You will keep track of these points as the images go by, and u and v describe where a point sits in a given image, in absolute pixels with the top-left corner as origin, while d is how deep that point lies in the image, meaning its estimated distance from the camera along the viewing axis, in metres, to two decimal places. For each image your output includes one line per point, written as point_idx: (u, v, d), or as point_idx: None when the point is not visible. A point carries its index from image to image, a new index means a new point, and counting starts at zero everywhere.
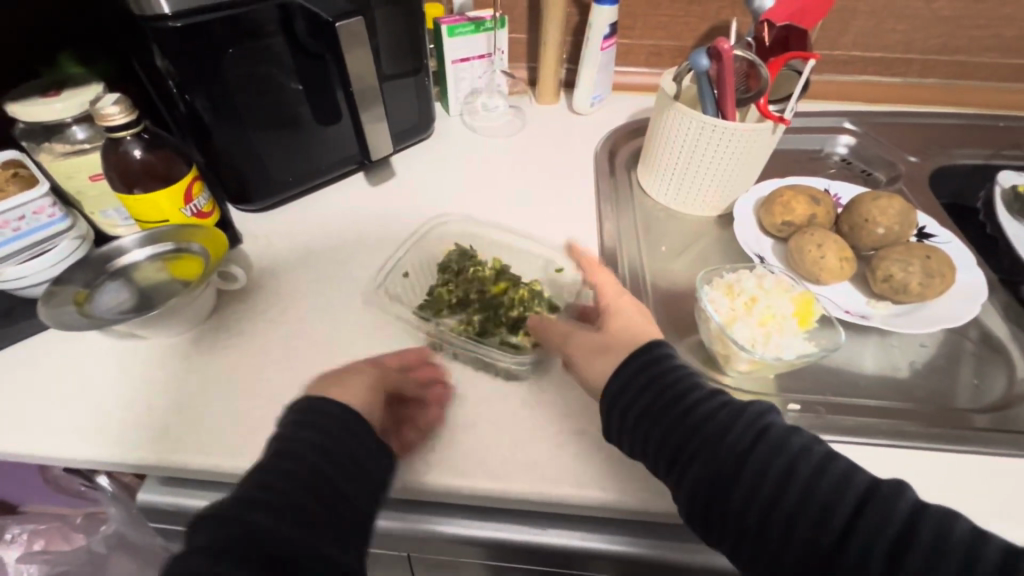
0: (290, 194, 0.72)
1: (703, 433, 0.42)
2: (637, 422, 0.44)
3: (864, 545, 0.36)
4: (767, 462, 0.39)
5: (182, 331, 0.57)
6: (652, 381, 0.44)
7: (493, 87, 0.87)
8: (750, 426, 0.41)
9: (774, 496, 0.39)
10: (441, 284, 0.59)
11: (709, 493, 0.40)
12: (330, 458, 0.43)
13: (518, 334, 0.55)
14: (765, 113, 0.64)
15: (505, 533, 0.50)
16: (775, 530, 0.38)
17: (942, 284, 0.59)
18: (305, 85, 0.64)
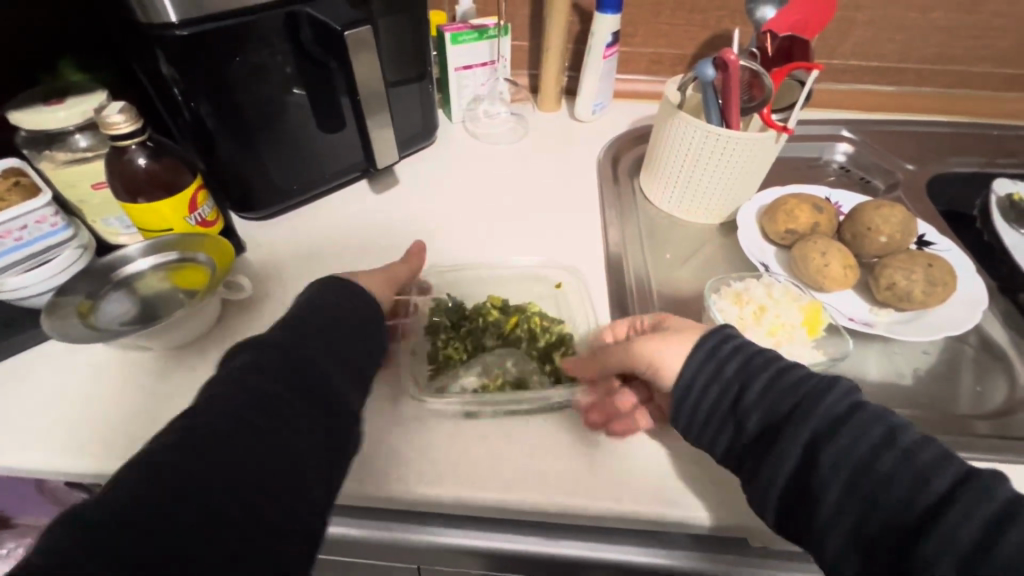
0: (293, 201, 0.72)
1: (785, 409, 0.42)
2: (718, 394, 0.45)
3: (963, 517, 0.35)
4: (859, 431, 0.39)
5: (186, 341, 0.57)
6: (735, 358, 0.46)
7: (495, 93, 0.88)
8: (834, 403, 0.41)
9: (858, 473, 0.38)
10: (446, 345, 0.56)
11: (800, 459, 0.41)
12: (303, 377, 0.42)
13: (553, 361, 0.55)
14: (769, 122, 0.65)
15: (515, 543, 0.50)
16: (866, 500, 0.38)
17: (944, 292, 0.60)
18: (309, 92, 0.63)
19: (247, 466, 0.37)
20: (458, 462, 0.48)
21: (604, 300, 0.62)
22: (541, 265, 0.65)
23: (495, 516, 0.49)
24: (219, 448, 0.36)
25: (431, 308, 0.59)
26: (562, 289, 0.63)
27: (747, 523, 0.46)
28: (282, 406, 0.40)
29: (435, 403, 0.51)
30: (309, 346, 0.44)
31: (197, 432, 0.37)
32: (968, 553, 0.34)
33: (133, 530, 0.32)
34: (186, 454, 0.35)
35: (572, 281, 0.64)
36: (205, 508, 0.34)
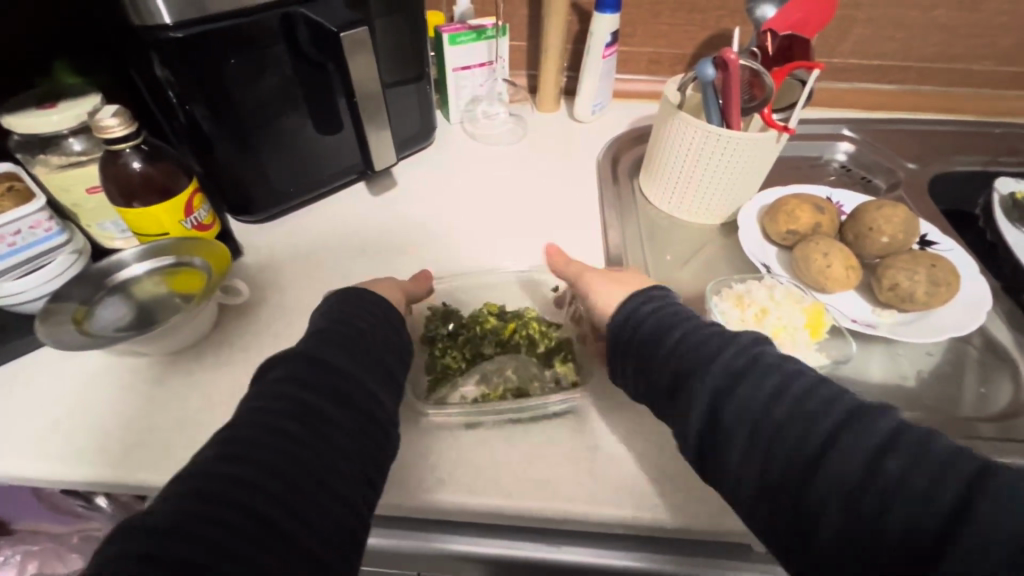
0: (292, 204, 0.71)
1: (692, 360, 0.43)
2: (639, 351, 0.47)
3: (854, 457, 0.35)
4: (754, 380, 0.40)
5: (183, 347, 0.56)
6: (653, 317, 0.48)
7: (494, 94, 0.88)
8: (738, 353, 0.42)
9: (757, 418, 0.39)
10: (443, 354, 0.55)
11: (704, 409, 0.41)
12: (337, 382, 0.42)
13: (555, 365, 0.55)
14: (770, 122, 0.64)
15: (516, 550, 0.50)
16: (761, 446, 0.38)
17: (947, 292, 0.59)
18: (306, 95, 0.63)
19: (282, 471, 0.36)
20: (460, 468, 0.48)
21: None
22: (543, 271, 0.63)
23: (496, 522, 0.48)
24: (254, 459, 0.36)
25: (427, 317, 0.59)
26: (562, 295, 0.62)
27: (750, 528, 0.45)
28: (319, 413, 0.40)
29: (435, 415, 0.50)
30: (341, 351, 0.44)
31: (235, 442, 0.37)
32: (854, 487, 0.34)
33: (175, 537, 0.32)
34: (221, 471, 0.35)
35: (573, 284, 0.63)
36: (249, 516, 0.34)
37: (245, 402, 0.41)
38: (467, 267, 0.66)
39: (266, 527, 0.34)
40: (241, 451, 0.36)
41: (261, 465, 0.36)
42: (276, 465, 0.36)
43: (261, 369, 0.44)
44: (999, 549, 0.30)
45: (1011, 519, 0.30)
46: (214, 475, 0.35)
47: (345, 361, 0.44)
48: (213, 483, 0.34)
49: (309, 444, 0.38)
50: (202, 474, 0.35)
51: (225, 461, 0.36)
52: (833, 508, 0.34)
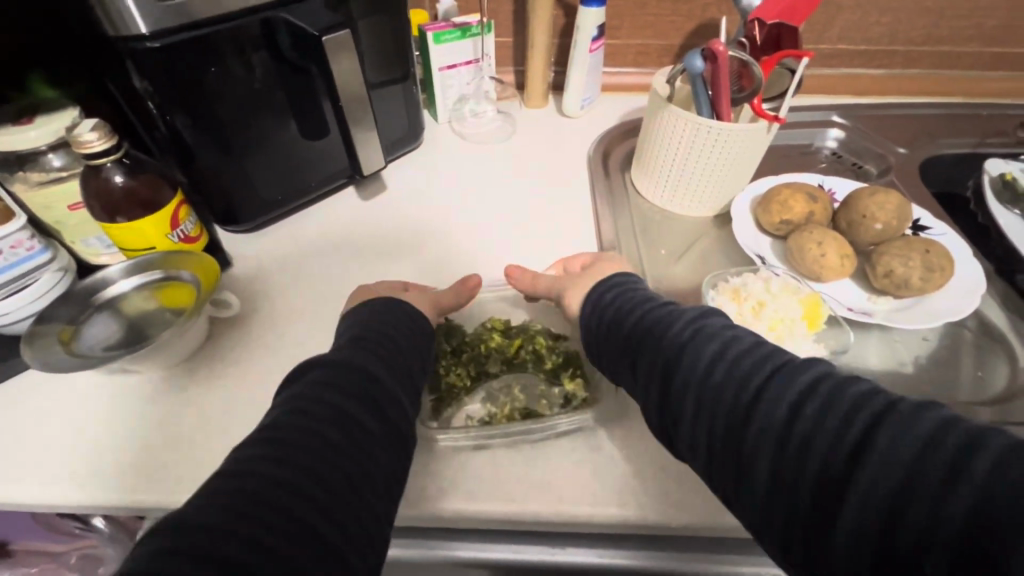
0: (280, 211, 0.70)
1: (645, 336, 0.45)
2: (606, 333, 0.50)
3: (778, 407, 0.35)
4: (694, 349, 0.41)
5: (176, 362, 0.55)
6: (614, 303, 0.51)
7: (481, 92, 0.86)
8: (683, 326, 0.44)
9: (696, 382, 0.40)
10: (448, 373, 0.53)
11: (655, 379, 0.43)
12: (370, 393, 0.41)
13: (563, 381, 0.52)
14: (760, 112, 0.64)
15: (522, 553, 0.49)
16: (698, 407, 0.39)
17: (942, 277, 0.59)
18: (291, 100, 0.62)
19: (320, 475, 0.35)
20: (462, 476, 0.47)
21: None
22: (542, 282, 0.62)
23: (502, 528, 0.48)
24: (295, 461, 0.35)
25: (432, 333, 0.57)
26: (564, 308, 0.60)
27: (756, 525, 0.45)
28: (355, 421, 0.39)
29: (445, 439, 0.49)
30: (372, 364, 0.43)
31: (275, 444, 0.36)
32: (781, 433, 0.35)
33: (215, 533, 0.31)
34: (260, 473, 0.34)
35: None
36: (287, 517, 0.33)
37: (279, 404, 0.40)
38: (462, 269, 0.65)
39: (303, 529, 0.33)
40: (279, 451, 0.36)
41: (300, 467, 0.35)
42: (313, 468, 0.35)
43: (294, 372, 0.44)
44: (907, 472, 0.30)
45: (916, 442, 0.30)
46: (253, 475, 0.34)
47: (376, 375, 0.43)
48: (255, 483, 0.34)
49: (343, 450, 0.37)
50: (242, 473, 0.34)
51: (265, 461, 0.35)
52: (765, 457, 0.35)
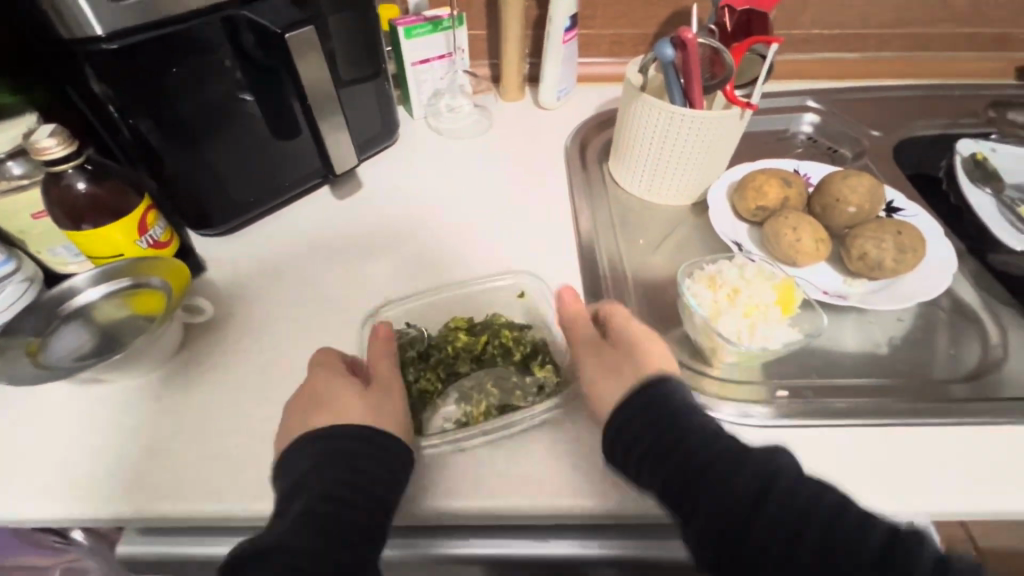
0: (253, 213, 0.69)
1: (706, 480, 0.41)
2: (644, 450, 0.43)
3: None
4: (752, 480, 0.40)
5: (150, 371, 0.54)
6: (657, 419, 0.44)
7: (456, 87, 0.85)
8: (754, 475, 0.40)
9: (781, 557, 0.37)
10: (418, 379, 0.52)
11: (720, 530, 0.39)
12: (381, 482, 0.44)
13: (534, 369, 0.53)
14: (732, 99, 0.64)
15: (508, 548, 0.49)
16: (767, 550, 0.38)
17: (914, 258, 0.60)
18: (259, 100, 0.61)
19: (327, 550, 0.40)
20: (443, 473, 0.47)
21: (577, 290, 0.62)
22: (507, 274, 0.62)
23: (487, 523, 0.48)
24: (307, 540, 0.40)
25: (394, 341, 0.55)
26: (525, 297, 0.61)
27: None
28: (373, 512, 0.42)
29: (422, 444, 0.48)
30: (368, 457, 0.44)
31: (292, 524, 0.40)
32: None
33: None
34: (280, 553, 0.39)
35: (536, 287, 0.61)
36: None
37: (292, 513, 0.41)
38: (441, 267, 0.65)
39: None
40: (309, 563, 0.39)
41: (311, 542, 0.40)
42: (345, 564, 0.40)
43: (284, 460, 0.45)
44: None
45: None
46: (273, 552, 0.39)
47: (375, 472, 0.44)
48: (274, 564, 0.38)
49: (351, 530, 0.41)
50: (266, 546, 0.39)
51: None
52: None
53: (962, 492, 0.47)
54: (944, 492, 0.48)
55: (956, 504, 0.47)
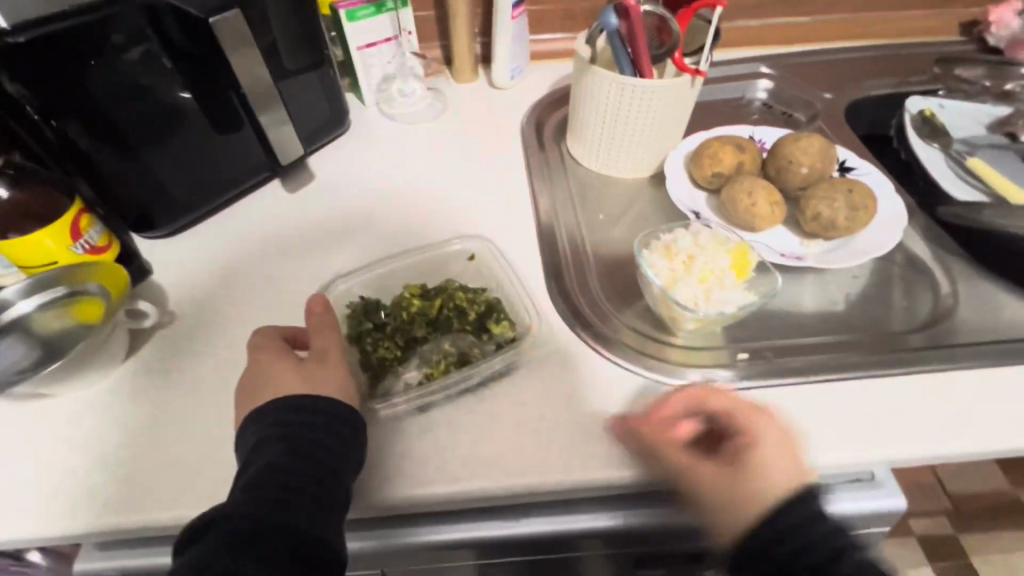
0: (200, 212, 0.66)
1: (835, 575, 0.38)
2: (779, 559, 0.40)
3: None
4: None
5: (94, 382, 0.52)
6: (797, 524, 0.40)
7: (407, 69, 0.83)
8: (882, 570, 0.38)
9: None
10: (375, 348, 0.51)
11: None
12: (333, 449, 0.43)
13: (490, 327, 0.52)
14: (681, 66, 0.63)
15: (481, 531, 0.49)
16: None
17: (866, 215, 0.61)
18: (197, 94, 0.58)
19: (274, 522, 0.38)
20: (406, 461, 0.46)
21: (537, 267, 0.60)
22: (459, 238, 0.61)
23: (458, 507, 0.48)
24: (250, 510, 0.38)
25: (349, 315, 0.54)
26: (476, 260, 0.60)
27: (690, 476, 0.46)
28: (325, 476, 0.41)
29: (384, 408, 0.48)
30: (321, 428, 0.43)
31: (235, 499, 0.39)
32: None
33: None
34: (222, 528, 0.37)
35: (485, 249, 0.61)
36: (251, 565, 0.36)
37: (240, 487, 0.40)
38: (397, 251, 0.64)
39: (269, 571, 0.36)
40: (256, 531, 0.37)
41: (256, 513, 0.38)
42: (299, 526, 0.39)
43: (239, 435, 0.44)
44: None
45: None
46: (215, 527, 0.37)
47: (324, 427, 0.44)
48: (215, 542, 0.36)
49: (298, 498, 0.39)
50: (210, 523, 0.38)
51: (243, 543, 0.36)
52: None
53: (921, 440, 0.49)
54: (903, 441, 0.49)
55: (913, 451, 0.48)
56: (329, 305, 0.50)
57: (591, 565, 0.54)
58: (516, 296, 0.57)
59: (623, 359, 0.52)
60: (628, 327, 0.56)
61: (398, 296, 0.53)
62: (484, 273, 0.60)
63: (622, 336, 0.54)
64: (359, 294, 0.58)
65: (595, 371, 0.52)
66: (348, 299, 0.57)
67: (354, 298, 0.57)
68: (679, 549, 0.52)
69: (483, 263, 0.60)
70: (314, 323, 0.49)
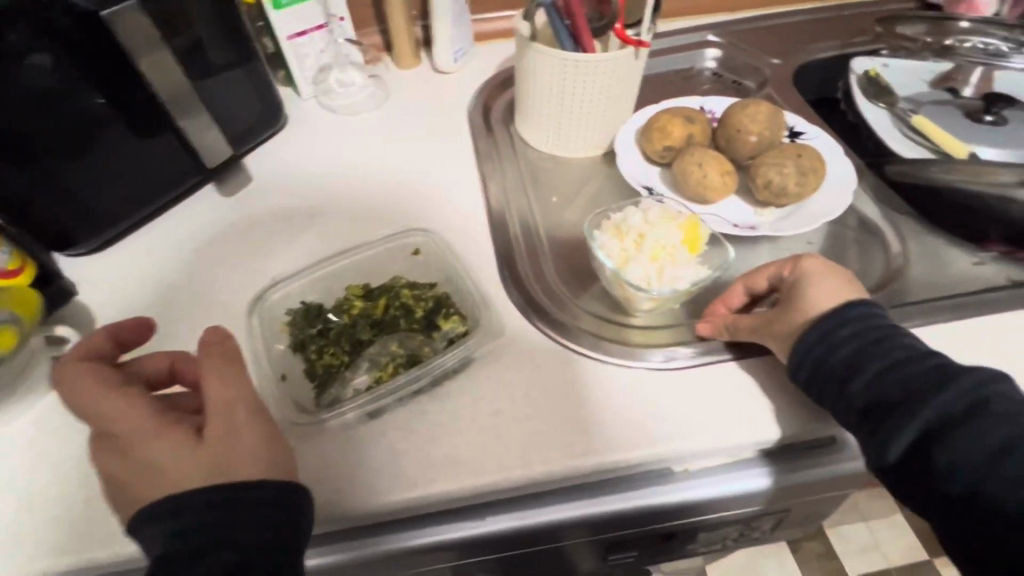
0: (126, 224, 0.62)
1: (848, 353, 0.44)
2: (843, 354, 0.45)
3: (983, 428, 0.38)
4: (977, 428, 0.38)
5: (18, 415, 0.49)
6: (879, 336, 0.45)
7: (343, 58, 0.78)
8: (880, 351, 0.44)
9: (894, 403, 0.41)
10: (320, 356, 0.49)
11: (854, 388, 0.43)
12: (278, 530, 0.37)
13: (439, 324, 0.51)
14: (624, 38, 0.61)
15: (458, 530, 0.47)
16: (878, 400, 0.42)
17: (816, 179, 0.60)
18: (111, 99, 0.53)
19: None
20: (360, 470, 0.44)
21: (489, 257, 0.58)
22: (401, 232, 0.58)
23: (438, 508, 0.46)
24: None
25: (289, 324, 0.52)
26: (421, 254, 0.58)
27: (643, 454, 0.46)
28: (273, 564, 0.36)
29: (332, 419, 0.46)
30: (264, 505, 0.38)
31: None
32: (983, 468, 0.37)
33: None
34: None
35: (430, 242, 0.58)
36: None
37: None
38: (342, 248, 0.60)
39: None
40: None
41: None
42: None
43: (138, 525, 0.37)
44: None
45: None
46: None
47: (250, 484, 0.38)
48: None
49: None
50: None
51: None
52: (963, 462, 0.38)
53: None
54: None
55: None
56: (230, 336, 0.43)
57: (578, 552, 0.53)
58: (467, 287, 0.54)
59: (584, 347, 0.51)
60: (586, 312, 0.54)
61: (340, 301, 0.53)
62: (430, 268, 0.57)
63: (580, 322, 0.53)
64: (299, 301, 0.55)
65: (551, 359, 0.50)
66: (291, 307, 0.54)
67: (296, 306, 0.54)
68: (655, 530, 0.51)
69: (428, 256, 0.58)
70: (206, 359, 0.42)
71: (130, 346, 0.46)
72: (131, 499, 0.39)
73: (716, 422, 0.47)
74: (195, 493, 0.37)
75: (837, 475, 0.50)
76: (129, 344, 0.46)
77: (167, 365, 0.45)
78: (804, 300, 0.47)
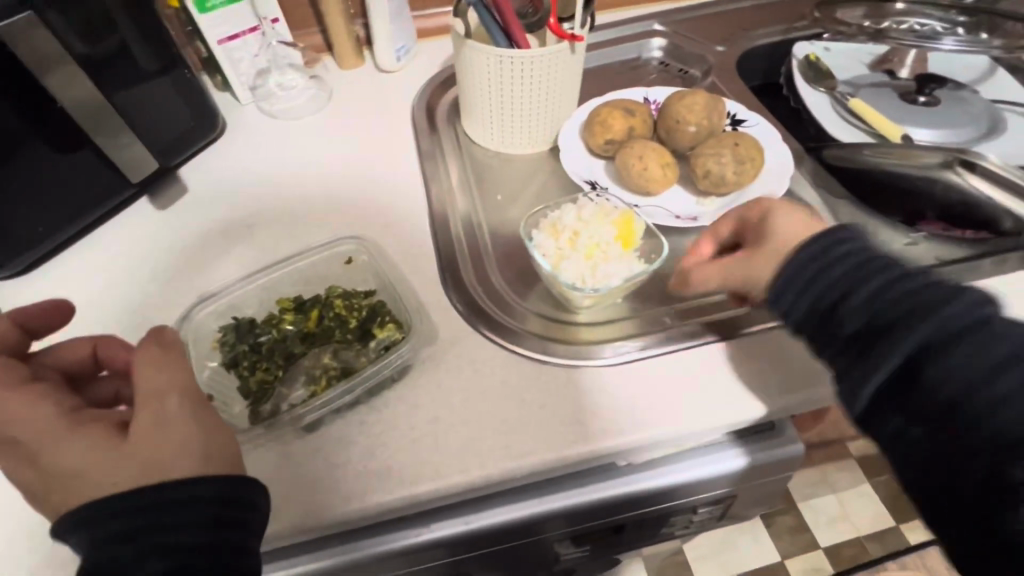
0: (53, 242, 0.60)
1: (837, 279, 0.42)
2: (830, 280, 0.42)
3: (979, 345, 0.34)
4: (973, 346, 0.35)
5: None
6: (870, 262, 0.41)
7: (280, 60, 0.76)
8: (872, 273, 0.41)
9: (884, 325, 0.38)
10: (253, 372, 0.48)
11: (841, 315, 0.40)
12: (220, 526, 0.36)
13: (374, 331, 0.50)
14: (559, 33, 0.61)
15: (425, 535, 0.47)
16: (867, 325, 0.39)
17: (753, 167, 0.61)
18: (22, 116, 0.51)
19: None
20: (299, 487, 0.44)
21: (431, 260, 0.58)
22: (337, 239, 0.58)
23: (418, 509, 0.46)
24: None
25: (220, 341, 0.51)
26: (353, 262, 0.57)
27: (591, 450, 0.46)
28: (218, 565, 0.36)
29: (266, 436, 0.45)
30: (204, 501, 0.37)
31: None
32: (977, 386, 0.34)
33: None
34: None
35: (363, 251, 0.57)
36: None
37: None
38: (280, 257, 0.59)
39: None
40: None
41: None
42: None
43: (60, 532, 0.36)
44: None
45: None
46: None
47: (184, 481, 0.36)
48: None
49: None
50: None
51: None
52: (952, 384, 0.35)
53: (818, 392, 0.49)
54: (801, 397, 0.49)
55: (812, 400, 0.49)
56: (168, 328, 0.43)
57: (554, 544, 0.53)
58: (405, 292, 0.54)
59: (526, 349, 0.51)
60: (530, 312, 0.54)
61: (272, 314, 0.52)
62: (364, 275, 0.56)
63: (528, 324, 0.53)
64: (233, 315, 0.53)
65: (491, 361, 0.50)
66: (226, 322, 0.53)
67: (230, 322, 0.53)
68: (618, 521, 0.52)
69: (365, 262, 0.57)
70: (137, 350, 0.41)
71: (41, 334, 0.44)
72: (49, 509, 0.37)
73: (660, 409, 0.48)
74: (119, 494, 0.36)
75: (788, 457, 0.51)
76: (39, 330, 0.44)
77: (88, 351, 0.44)
78: (777, 231, 0.48)
